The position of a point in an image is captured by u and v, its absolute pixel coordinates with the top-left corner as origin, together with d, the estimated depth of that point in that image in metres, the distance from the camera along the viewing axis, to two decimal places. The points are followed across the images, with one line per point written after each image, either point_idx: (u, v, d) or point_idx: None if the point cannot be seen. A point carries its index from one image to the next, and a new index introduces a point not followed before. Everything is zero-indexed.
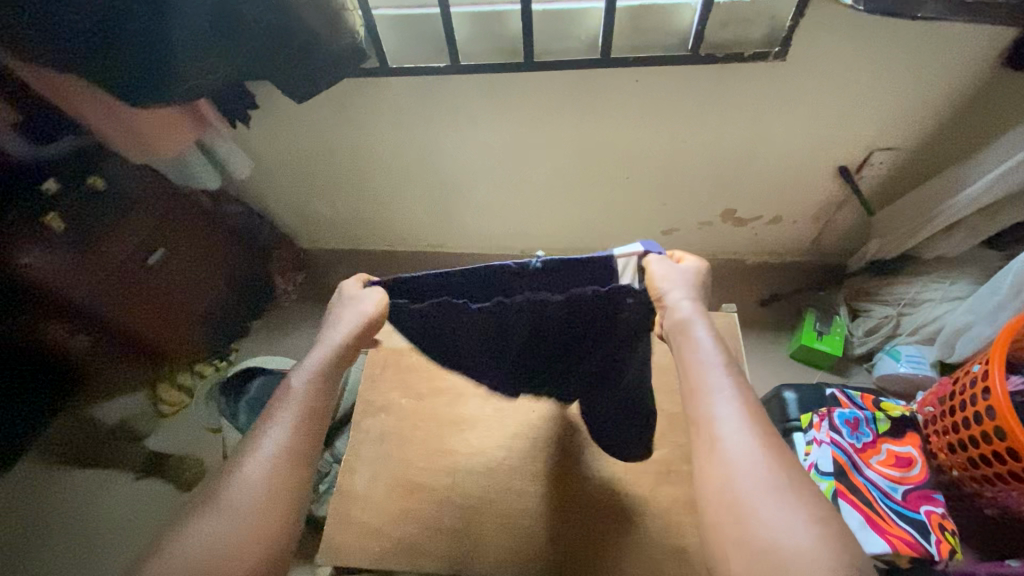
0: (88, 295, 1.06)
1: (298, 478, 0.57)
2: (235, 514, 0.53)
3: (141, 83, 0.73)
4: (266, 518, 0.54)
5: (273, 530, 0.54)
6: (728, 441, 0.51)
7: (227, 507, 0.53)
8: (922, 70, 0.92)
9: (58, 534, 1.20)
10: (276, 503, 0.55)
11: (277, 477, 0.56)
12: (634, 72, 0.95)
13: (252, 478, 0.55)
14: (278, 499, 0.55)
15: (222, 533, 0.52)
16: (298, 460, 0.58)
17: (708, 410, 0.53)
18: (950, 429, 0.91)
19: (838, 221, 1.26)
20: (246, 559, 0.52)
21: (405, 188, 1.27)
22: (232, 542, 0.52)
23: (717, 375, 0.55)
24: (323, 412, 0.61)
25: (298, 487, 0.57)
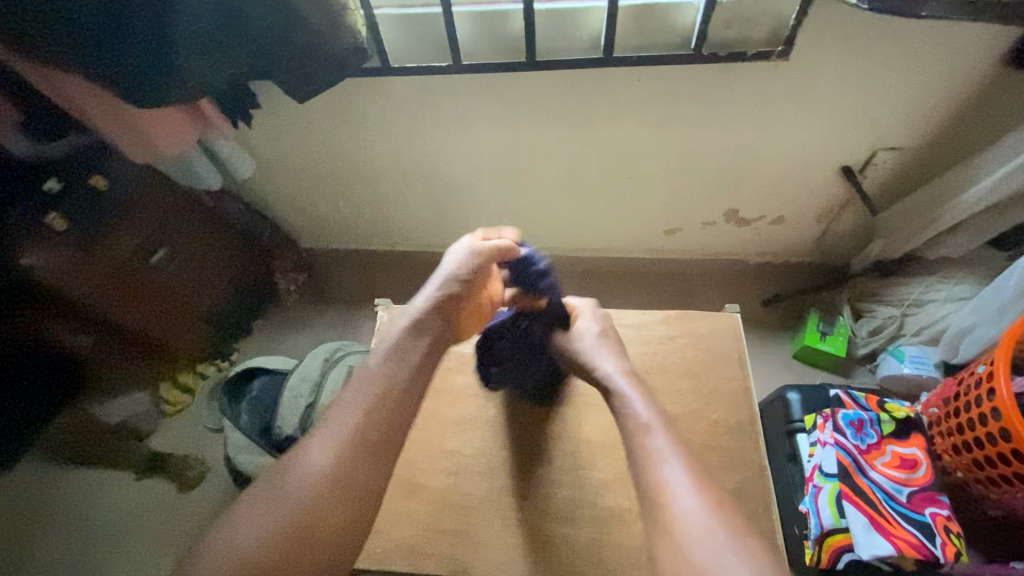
0: (94, 296, 1.07)
1: (360, 470, 0.63)
2: (302, 492, 0.61)
3: (143, 82, 0.72)
4: (326, 502, 0.61)
5: (334, 512, 0.61)
6: (674, 499, 0.59)
7: (294, 488, 0.61)
8: (927, 69, 0.92)
9: (61, 533, 1.20)
10: (340, 491, 0.62)
11: (339, 463, 0.63)
12: (637, 72, 0.95)
13: (316, 462, 0.63)
14: (342, 484, 0.62)
15: (286, 516, 0.60)
16: (360, 450, 0.64)
17: (656, 475, 0.62)
18: (954, 431, 0.90)
19: (842, 221, 1.25)
20: (308, 536, 0.59)
21: (407, 188, 1.27)
22: (296, 520, 0.60)
23: (660, 443, 0.66)
24: (395, 400, 0.68)
25: (360, 478, 0.63)
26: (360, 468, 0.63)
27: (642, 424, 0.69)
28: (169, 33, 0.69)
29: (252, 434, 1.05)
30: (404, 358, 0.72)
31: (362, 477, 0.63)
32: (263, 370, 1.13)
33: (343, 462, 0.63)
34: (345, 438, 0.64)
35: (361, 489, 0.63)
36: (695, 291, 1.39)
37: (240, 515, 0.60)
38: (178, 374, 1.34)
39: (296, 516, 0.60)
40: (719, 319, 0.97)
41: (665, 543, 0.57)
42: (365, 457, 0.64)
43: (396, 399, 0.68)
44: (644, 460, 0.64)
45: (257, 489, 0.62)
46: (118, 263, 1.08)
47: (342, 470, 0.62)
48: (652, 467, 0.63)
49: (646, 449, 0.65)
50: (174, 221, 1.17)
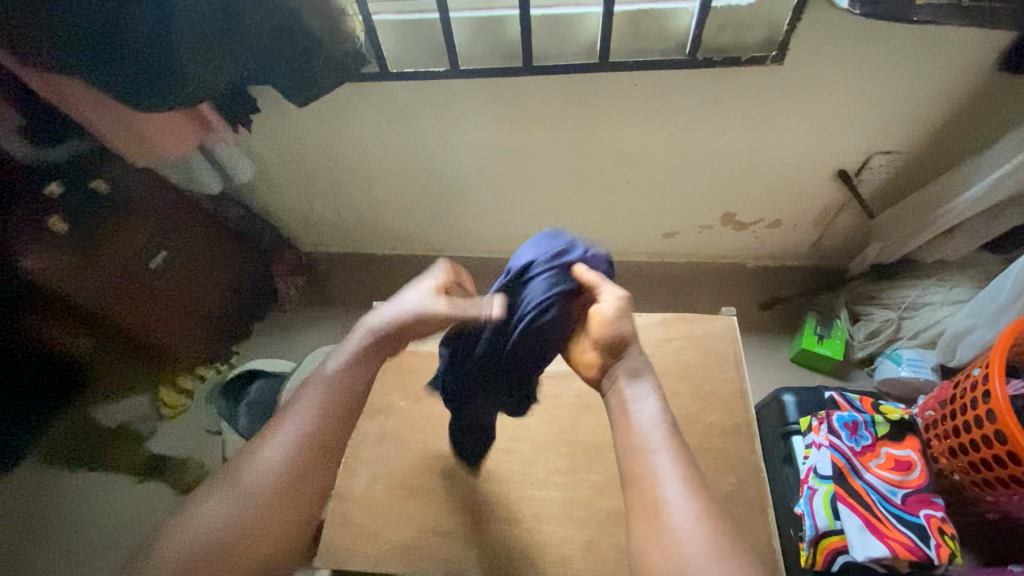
0: (94, 300, 1.08)
1: (316, 473, 0.63)
2: (258, 490, 0.61)
3: (140, 86, 0.73)
4: (281, 502, 0.61)
5: (288, 513, 0.61)
6: (664, 495, 0.57)
7: (249, 485, 0.61)
8: (921, 73, 0.92)
9: (58, 536, 1.20)
10: (293, 492, 0.62)
11: (287, 465, 0.62)
12: (633, 76, 0.95)
13: (267, 461, 0.62)
14: (291, 485, 0.62)
15: (237, 510, 0.60)
16: (315, 453, 0.64)
17: (646, 466, 0.60)
18: (950, 433, 0.91)
19: (838, 225, 1.25)
20: (263, 536, 0.60)
21: (405, 193, 1.27)
22: (253, 518, 0.60)
23: (656, 434, 0.62)
24: (347, 412, 0.67)
25: (315, 481, 0.63)
26: (313, 471, 0.63)
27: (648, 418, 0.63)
28: (168, 37, 0.69)
29: (250, 436, 1.05)
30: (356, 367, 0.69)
31: (317, 482, 0.63)
32: (262, 373, 1.13)
33: (294, 463, 0.63)
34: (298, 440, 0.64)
35: (308, 492, 0.63)
36: (693, 295, 1.40)
37: (193, 510, 0.60)
38: (177, 377, 1.34)
39: (246, 512, 0.60)
40: (715, 322, 0.97)
41: (649, 537, 0.56)
42: (318, 462, 0.63)
43: (347, 405, 0.67)
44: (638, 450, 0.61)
45: (212, 484, 0.62)
46: (118, 265, 1.09)
47: (291, 470, 0.62)
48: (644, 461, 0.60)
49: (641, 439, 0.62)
50: (173, 225, 1.18)
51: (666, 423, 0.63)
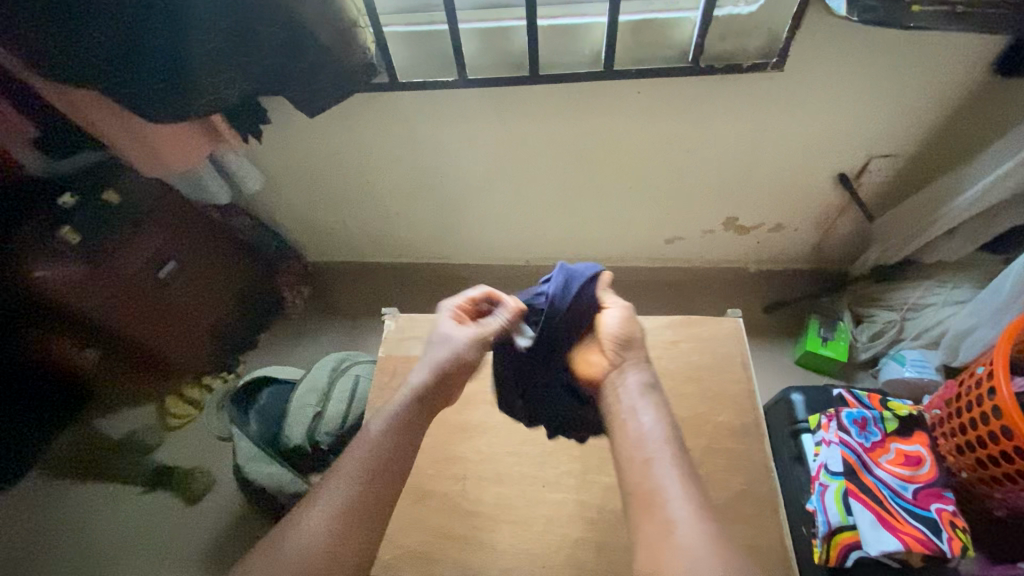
0: (105, 311, 1.09)
1: (352, 541, 0.62)
2: (297, 558, 0.60)
3: (152, 98, 0.75)
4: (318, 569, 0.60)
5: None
6: (669, 506, 0.60)
7: (289, 553, 0.60)
8: (915, 78, 0.95)
9: (64, 549, 1.19)
10: (328, 559, 0.61)
11: (333, 530, 0.62)
12: (636, 84, 0.98)
13: (312, 530, 0.62)
14: (328, 559, 0.61)
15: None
16: (354, 520, 0.63)
17: (653, 478, 0.63)
18: (957, 431, 0.92)
19: (839, 228, 1.27)
20: None
21: (411, 202, 1.29)
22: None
23: (653, 443, 0.66)
24: (385, 471, 0.67)
25: (353, 548, 0.62)
26: (348, 540, 0.62)
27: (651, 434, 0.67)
28: (185, 50, 0.71)
29: (263, 443, 1.04)
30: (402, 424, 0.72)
31: (356, 547, 0.62)
32: (271, 380, 1.13)
33: (339, 531, 0.62)
34: (343, 509, 0.64)
35: (355, 560, 0.62)
36: (697, 299, 1.41)
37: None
38: (184, 389, 1.34)
39: None
40: (722, 323, 0.98)
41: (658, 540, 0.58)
42: (359, 525, 0.63)
43: (391, 469, 0.68)
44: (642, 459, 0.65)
45: (252, 555, 0.62)
46: (128, 278, 1.10)
47: (332, 542, 0.62)
48: (648, 467, 0.64)
49: (643, 449, 0.65)
50: (182, 236, 1.19)
51: (666, 433, 0.67)
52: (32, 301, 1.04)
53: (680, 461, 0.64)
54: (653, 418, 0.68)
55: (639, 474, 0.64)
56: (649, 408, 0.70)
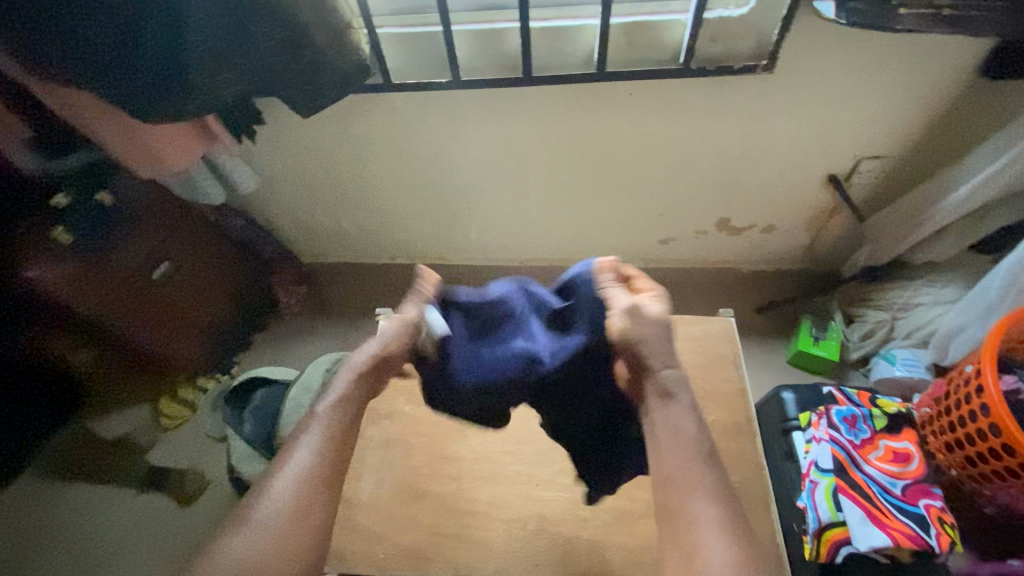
0: (99, 311, 1.08)
1: (319, 501, 0.63)
2: (266, 525, 0.61)
3: (148, 96, 0.74)
4: (288, 532, 0.61)
5: (296, 544, 0.61)
6: (698, 532, 0.57)
7: (258, 523, 0.61)
8: (904, 80, 0.96)
9: (57, 551, 1.18)
10: (298, 522, 0.61)
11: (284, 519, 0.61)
12: (629, 85, 0.99)
13: (278, 497, 0.62)
14: (297, 521, 0.61)
15: (253, 548, 0.59)
16: (319, 481, 0.64)
17: (687, 504, 0.59)
18: (946, 428, 0.93)
19: (830, 229, 1.29)
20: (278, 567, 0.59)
21: (407, 203, 1.30)
22: (267, 553, 0.59)
23: (691, 465, 0.61)
24: (342, 436, 0.69)
25: (321, 509, 0.63)
26: (315, 502, 0.63)
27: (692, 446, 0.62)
28: (182, 50, 0.72)
29: (258, 442, 1.05)
30: (343, 407, 0.71)
31: (322, 509, 0.63)
32: (264, 380, 1.13)
33: (305, 496, 0.63)
34: (303, 473, 0.64)
35: (323, 518, 0.63)
36: (690, 299, 1.42)
37: (213, 557, 0.59)
38: (178, 390, 1.33)
39: (258, 556, 0.59)
40: (714, 323, 0.99)
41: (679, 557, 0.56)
42: (326, 487, 0.64)
43: (336, 449, 0.67)
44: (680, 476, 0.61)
45: (222, 531, 0.61)
46: (122, 279, 1.09)
47: (300, 505, 0.62)
48: (684, 488, 0.60)
49: (678, 468, 0.61)
50: (176, 237, 1.19)
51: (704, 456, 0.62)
52: (22, 300, 1.03)
53: (712, 477, 0.60)
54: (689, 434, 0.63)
55: (672, 492, 0.60)
56: (687, 411, 0.65)
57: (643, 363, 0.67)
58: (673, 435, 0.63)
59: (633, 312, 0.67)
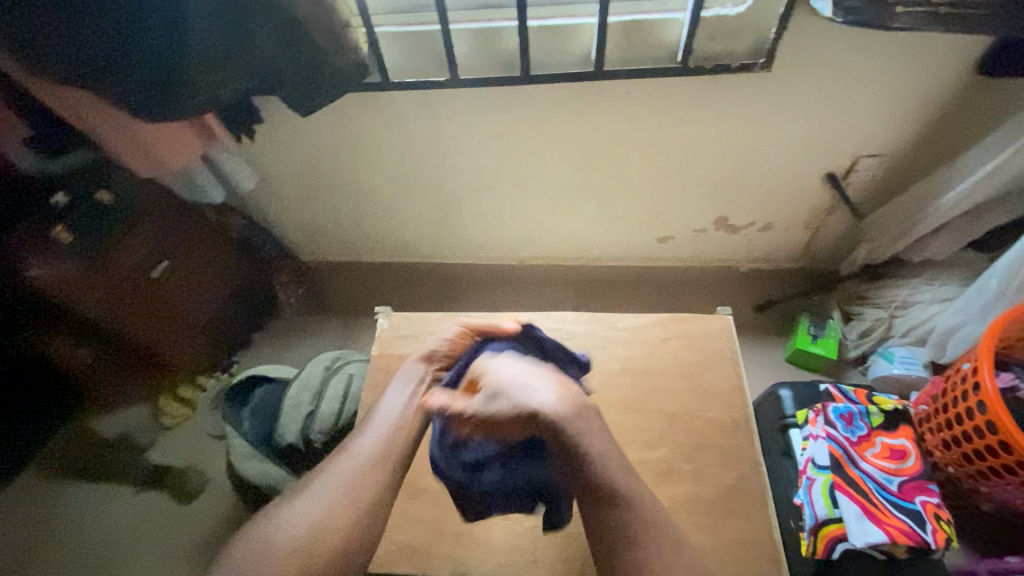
0: (99, 307, 1.09)
1: (376, 480, 0.71)
2: (330, 489, 0.70)
3: (147, 96, 0.75)
4: (348, 495, 0.69)
5: (352, 510, 0.68)
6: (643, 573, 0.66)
7: (326, 479, 0.71)
8: (900, 78, 0.97)
9: (57, 550, 1.19)
10: (353, 493, 0.70)
11: (337, 511, 0.68)
12: (627, 84, 0.99)
13: (342, 471, 0.71)
14: (353, 492, 0.70)
15: (319, 505, 0.68)
16: (380, 462, 0.72)
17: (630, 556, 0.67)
18: (943, 426, 0.93)
19: (828, 227, 1.29)
20: (332, 533, 0.66)
21: (406, 202, 1.30)
22: (324, 516, 0.67)
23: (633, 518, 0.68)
24: (404, 434, 0.75)
25: (378, 487, 0.70)
26: (372, 480, 0.71)
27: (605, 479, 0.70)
28: (180, 49, 0.72)
29: (256, 440, 1.05)
30: (408, 414, 0.77)
31: (381, 487, 0.71)
32: (264, 378, 1.13)
33: (364, 472, 0.71)
34: (367, 456, 0.73)
35: (376, 495, 0.70)
36: (689, 298, 1.42)
37: (281, 510, 0.69)
38: (178, 387, 1.34)
39: (320, 518, 0.67)
40: (712, 321, 0.99)
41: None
42: (383, 469, 0.72)
43: (398, 451, 0.74)
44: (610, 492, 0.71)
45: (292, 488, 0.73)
46: (121, 277, 1.10)
47: (357, 481, 0.70)
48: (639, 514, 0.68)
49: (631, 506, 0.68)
50: (176, 236, 1.19)
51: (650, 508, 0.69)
52: (22, 296, 1.03)
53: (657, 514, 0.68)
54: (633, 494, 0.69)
55: None
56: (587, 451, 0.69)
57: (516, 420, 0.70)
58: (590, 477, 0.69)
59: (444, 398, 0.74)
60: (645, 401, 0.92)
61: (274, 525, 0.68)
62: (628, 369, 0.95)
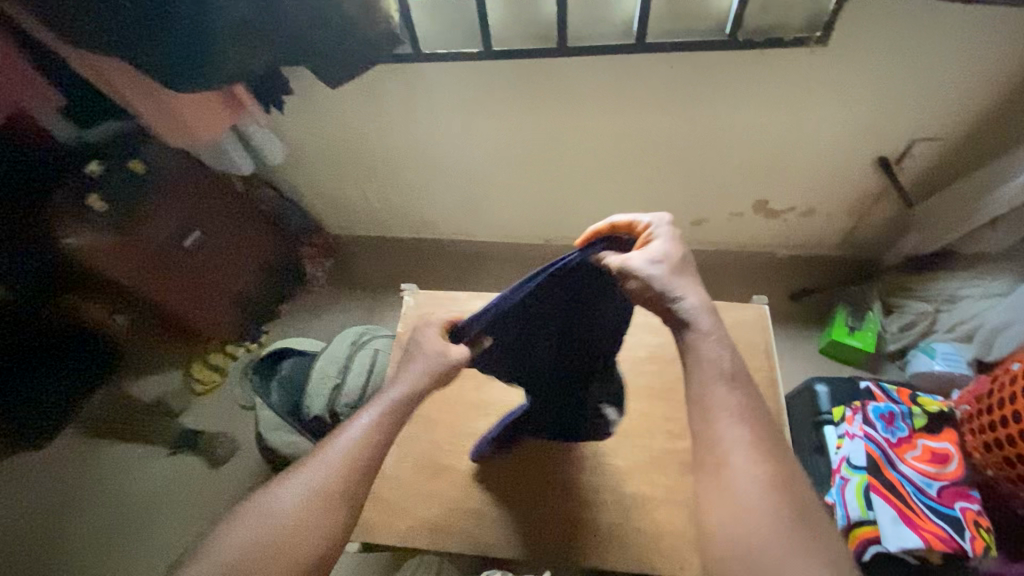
0: (130, 276, 1.11)
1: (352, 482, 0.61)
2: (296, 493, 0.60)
3: (176, 58, 0.73)
4: (318, 497, 0.59)
5: (321, 517, 0.59)
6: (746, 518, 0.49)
7: (295, 479, 0.61)
8: (971, 54, 0.89)
9: (96, 505, 1.25)
10: (322, 498, 0.59)
11: (246, 567, 0.56)
12: (669, 59, 0.94)
13: (314, 472, 0.61)
14: (323, 497, 0.59)
15: (283, 516, 0.59)
16: (356, 463, 0.61)
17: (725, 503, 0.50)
18: (986, 427, 0.88)
19: (875, 214, 1.22)
20: (295, 542, 0.58)
21: (436, 177, 1.28)
22: (286, 524, 0.58)
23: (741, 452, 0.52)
24: (390, 429, 0.65)
25: (351, 491, 0.60)
26: (347, 483, 0.60)
27: (711, 372, 0.56)
28: (208, 16, 0.70)
29: (285, 414, 1.08)
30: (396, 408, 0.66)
31: (354, 490, 0.61)
32: (291, 351, 1.15)
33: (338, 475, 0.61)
34: (344, 453, 0.62)
35: (349, 499, 0.60)
36: (720, 284, 1.38)
37: (241, 521, 0.59)
38: (209, 355, 1.38)
39: (282, 527, 0.58)
40: (745, 310, 0.96)
41: (714, 532, 0.50)
42: (359, 470, 0.61)
43: (378, 446, 0.63)
44: (704, 412, 0.55)
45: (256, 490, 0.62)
46: (154, 246, 1.11)
47: (330, 483, 0.60)
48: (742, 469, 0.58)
49: (713, 446, 0.53)
50: (206, 205, 1.20)
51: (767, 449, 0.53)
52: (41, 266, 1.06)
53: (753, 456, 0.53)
54: (741, 440, 0.53)
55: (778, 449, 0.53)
56: (713, 336, 0.58)
57: (649, 295, 0.59)
58: (688, 367, 0.58)
59: (654, 237, 0.62)
60: (672, 390, 0.92)
61: (220, 542, 0.58)
62: (657, 358, 0.95)
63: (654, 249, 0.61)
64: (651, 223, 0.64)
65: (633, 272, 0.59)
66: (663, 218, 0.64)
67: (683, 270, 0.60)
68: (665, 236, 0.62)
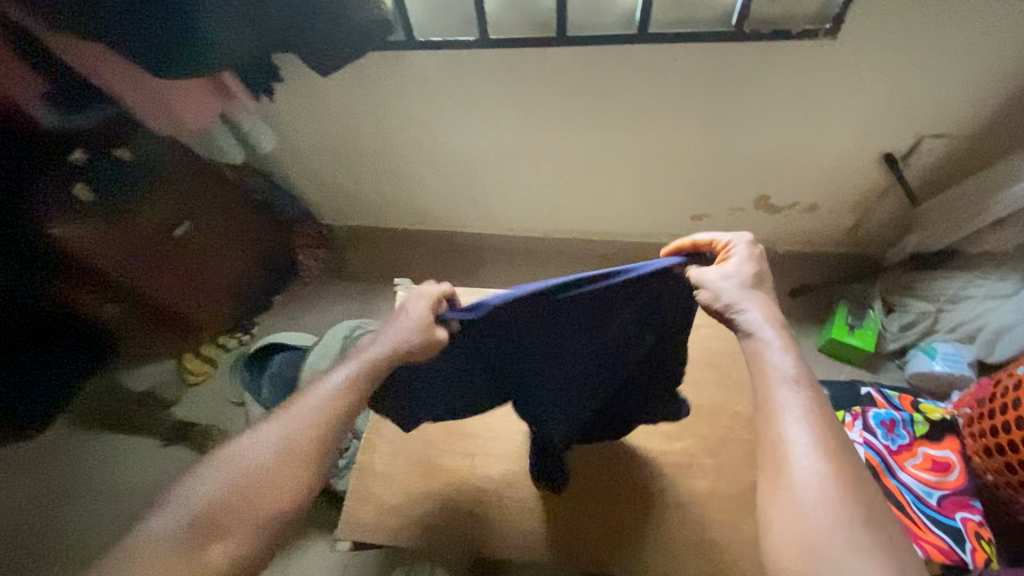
0: (118, 264, 1.09)
1: (322, 435, 0.61)
2: (266, 441, 0.61)
3: (159, 45, 0.69)
4: (286, 446, 0.60)
5: (288, 467, 0.59)
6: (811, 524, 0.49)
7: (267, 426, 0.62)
8: (983, 50, 0.86)
9: (87, 495, 1.23)
10: (291, 448, 0.60)
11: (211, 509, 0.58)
12: (672, 50, 0.91)
13: (285, 422, 0.61)
14: (292, 446, 0.60)
15: (251, 462, 0.60)
16: (327, 416, 0.61)
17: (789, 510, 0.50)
18: (987, 432, 0.86)
19: (878, 211, 1.20)
20: (261, 490, 0.58)
21: (431, 169, 1.25)
22: (254, 472, 0.59)
23: (807, 457, 0.52)
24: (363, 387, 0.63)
25: (319, 444, 0.61)
26: (316, 436, 0.61)
27: (778, 376, 0.56)
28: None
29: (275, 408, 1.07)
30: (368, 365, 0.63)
31: (322, 444, 0.61)
32: (283, 345, 1.13)
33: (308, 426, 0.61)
34: (316, 405, 0.62)
35: (317, 452, 0.61)
36: None
37: (211, 463, 0.60)
38: (201, 347, 1.36)
39: (250, 474, 0.59)
40: None
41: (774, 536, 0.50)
42: (329, 424, 0.61)
43: (349, 403, 0.62)
44: (769, 414, 0.55)
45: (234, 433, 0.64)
46: (144, 233, 1.10)
47: (299, 433, 0.60)
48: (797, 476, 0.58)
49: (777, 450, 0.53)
50: (196, 194, 1.18)
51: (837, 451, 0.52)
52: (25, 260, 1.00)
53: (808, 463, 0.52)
54: (808, 444, 0.52)
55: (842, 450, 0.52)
56: (777, 344, 0.57)
57: (714, 308, 0.59)
58: (750, 372, 0.58)
59: (741, 259, 0.60)
60: None
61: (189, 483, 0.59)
62: None
63: (732, 269, 0.60)
64: (733, 241, 0.61)
65: (706, 289, 0.59)
66: (747, 237, 0.62)
67: (751, 289, 0.59)
68: (744, 256, 0.60)
